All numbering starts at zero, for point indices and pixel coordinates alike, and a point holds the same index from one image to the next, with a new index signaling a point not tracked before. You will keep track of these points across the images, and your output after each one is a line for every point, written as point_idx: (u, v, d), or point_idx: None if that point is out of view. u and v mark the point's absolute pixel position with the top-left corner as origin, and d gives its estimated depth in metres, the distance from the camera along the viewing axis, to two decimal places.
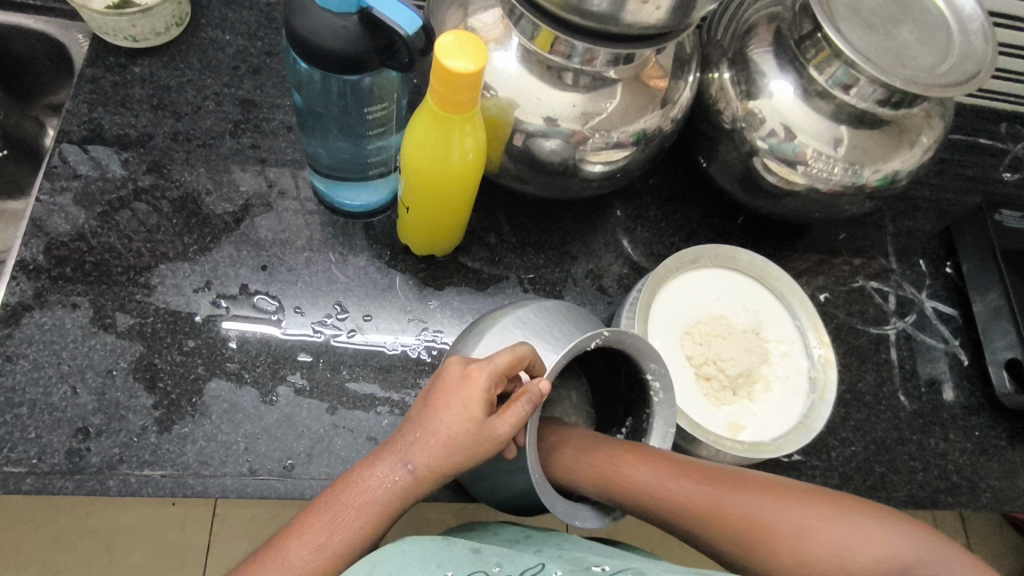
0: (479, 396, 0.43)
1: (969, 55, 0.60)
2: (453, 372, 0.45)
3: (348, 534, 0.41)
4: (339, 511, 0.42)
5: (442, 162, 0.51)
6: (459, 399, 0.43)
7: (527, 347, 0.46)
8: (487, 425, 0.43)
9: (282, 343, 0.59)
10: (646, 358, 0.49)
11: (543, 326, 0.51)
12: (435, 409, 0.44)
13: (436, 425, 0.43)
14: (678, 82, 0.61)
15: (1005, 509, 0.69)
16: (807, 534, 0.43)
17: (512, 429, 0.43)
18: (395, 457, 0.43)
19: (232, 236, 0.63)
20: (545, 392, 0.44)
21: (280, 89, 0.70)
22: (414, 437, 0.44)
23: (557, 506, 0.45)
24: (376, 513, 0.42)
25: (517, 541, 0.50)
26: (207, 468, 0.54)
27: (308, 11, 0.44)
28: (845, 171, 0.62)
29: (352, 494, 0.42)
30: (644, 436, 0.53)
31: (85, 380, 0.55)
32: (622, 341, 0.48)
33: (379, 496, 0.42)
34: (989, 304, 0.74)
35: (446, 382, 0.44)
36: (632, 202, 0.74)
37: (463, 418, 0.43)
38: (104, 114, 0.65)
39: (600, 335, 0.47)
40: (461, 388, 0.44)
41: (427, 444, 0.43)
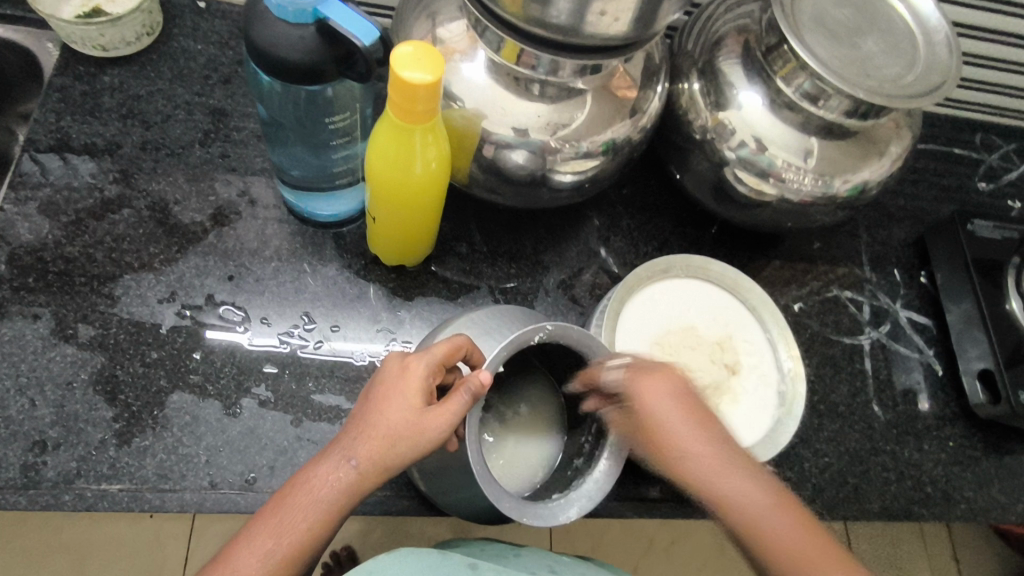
0: (417, 387, 0.43)
1: (934, 66, 0.60)
2: (392, 366, 0.45)
3: (295, 537, 0.41)
4: (287, 514, 0.42)
5: (405, 174, 0.51)
6: (397, 391, 0.44)
7: (464, 337, 0.47)
8: (425, 414, 0.42)
9: (247, 354, 0.58)
10: (597, 355, 0.50)
11: (493, 326, 0.51)
12: (375, 405, 0.44)
13: (376, 419, 0.43)
14: (647, 93, 0.61)
15: (979, 520, 0.69)
16: (769, 524, 0.46)
17: (451, 416, 0.42)
18: (338, 455, 0.43)
19: (199, 246, 0.62)
20: (485, 382, 0.43)
21: (251, 98, 0.69)
22: (356, 432, 0.44)
23: (503, 501, 0.44)
24: (323, 513, 0.42)
25: (506, 557, 0.52)
26: (167, 482, 0.53)
27: (265, 22, 0.44)
28: (815, 181, 0.63)
29: (298, 496, 0.42)
30: (604, 438, 0.52)
31: (44, 392, 0.54)
32: (569, 335, 0.48)
33: (325, 495, 0.42)
34: (962, 313, 0.74)
35: (386, 377, 0.45)
36: (606, 212, 0.74)
37: (402, 409, 0.43)
38: (72, 123, 0.65)
39: (544, 328, 0.46)
40: (400, 380, 0.44)
41: (369, 440, 0.43)
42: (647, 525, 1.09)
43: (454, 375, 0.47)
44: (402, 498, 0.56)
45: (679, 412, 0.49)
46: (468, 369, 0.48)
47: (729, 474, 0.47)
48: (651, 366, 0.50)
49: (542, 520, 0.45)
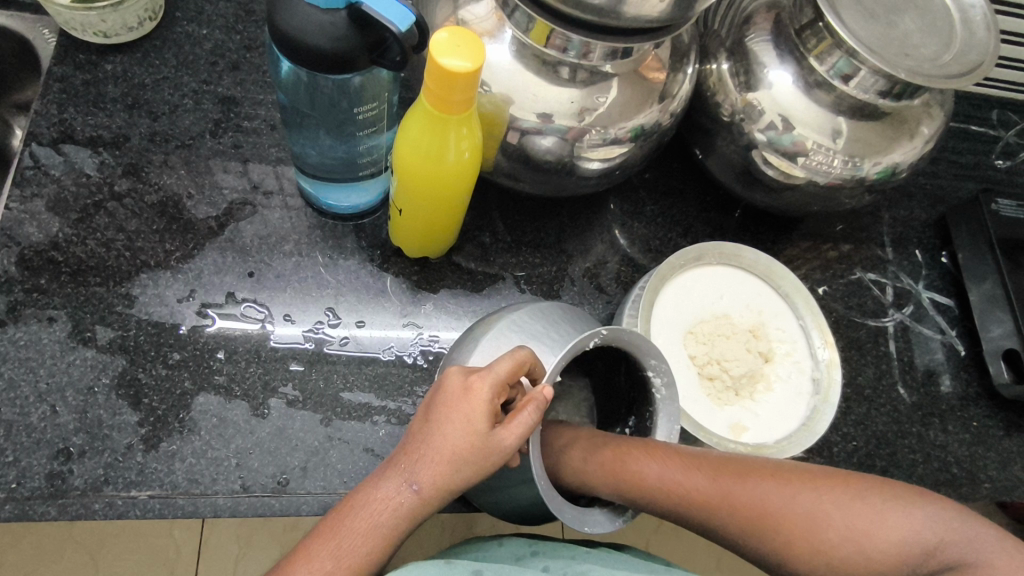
0: (481, 409, 0.41)
1: (971, 44, 0.58)
2: (453, 383, 0.43)
3: (355, 559, 0.40)
4: (346, 537, 0.41)
5: (437, 164, 0.49)
6: (461, 413, 0.41)
7: (528, 351, 0.44)
8: (491, 438, 0.41)
9: (272, 352, 0.57)
10: (646, 354, 0.48)
11: (540, 329, 0.49)
12: (436, 426, 0.42)
13: (438, 442, 0.41)
14: (677, 75, 0.59)
15: (1003, 498, 0.69)
16: (824, 521, 0.44)
17: (518, 440, 0.41)
18: (398, 477, 0.42)
19: (216, 241, 0.60)
20: (549, 399, 0.42)
21: (261, 85, 0.67)
22: (416, 454, 0.42)
23: (565, 512, 0.43)
24: (384, 535, 0.41)
25: (523, 556, 0.51)
26: (197, 487, 0.51)
27: (292, 7, 0.41)
28: (846, 163, 0.61)
29: (357, 518, 0.41)
30: (649, 434, 0.51)
31: (65, 398, 0.52)
32: (620, 339, 0.47)
33: (385, 518, 0.41)
34: (985, 292, 0.74)
35: (447, 395, 0.42)
36: (628, 197, 0.73)
37: (467, 433, 0.41)
38: (76, 114, 0.62)
39: (598, 333, 0.45)
40: (463, 400, 0.42)
41: (431, 464, 0.41)
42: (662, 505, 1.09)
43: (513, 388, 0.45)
44: None
45: (633, 460, 0.46)
46: (529, 384, 0.45)
47: (783, 487, 0.45)
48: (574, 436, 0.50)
49: (600, 526, 0.45)
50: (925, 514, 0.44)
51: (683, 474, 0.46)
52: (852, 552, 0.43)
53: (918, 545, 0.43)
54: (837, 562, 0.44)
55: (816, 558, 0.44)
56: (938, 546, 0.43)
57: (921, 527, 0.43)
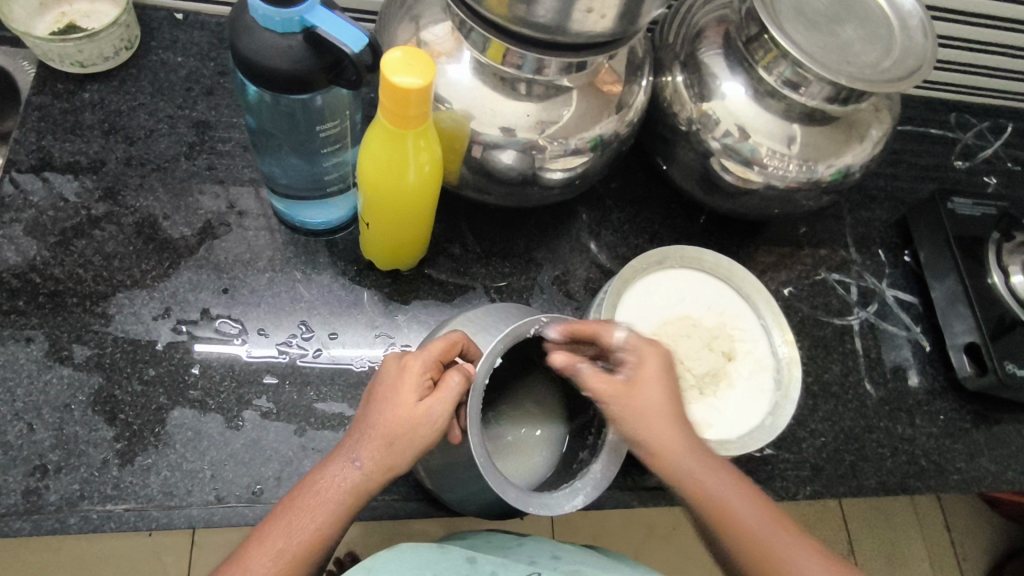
0: (414, 384, 0.44)
1: (911, 51, 0.61)
2: (390, 366, 0.46)
3: (305, 536, 0.43)
4: (296, 515, 0.43)
5: (397, 178, 0.51)
6: (395, 390, 0.44)
7: (460, 333, 0.48)
8: (422, 409, 0.43)
9: (246, 366, 0.58)
10: (593, 344, 0.49)
11: (490, 322, 0.51)
12: (376, 404, 0.45)
13: (377, 418, 0.44)
14: (632, 87, 0.61)
15: (972, 489, 0.71)
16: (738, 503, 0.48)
17: (448, 410, 0.44)
18: (344, 456, 0.45)
19: (192, 260, 0.62)
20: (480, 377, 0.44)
21: (234, 108, 0.69)
22: (359, 433, 0.45)
23: (506, 492, 0.44)
24: (332, 512, 0.43)
25: (510, 548, 0.52)
26: (173, 499, 0.52)
27: (251, 32, 0.43)
28: (800, 167, 0.64)
29: (308, 497, 0.44)
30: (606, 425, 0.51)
31: (42, 416, 0.53)
32: (560, 324, 0.48)
33: (332, 496, 0.44)
34: (947, 289, 0.76)
35: (385, 377, 0.46)
36: (596, 206, 0.75)
37: (401, 407, 0.44)
38: (53, 141, 0.64)
39: (538, 321, 0.48)
40: (398, 380, 0.45)
41: (370, 440, 0.44)
42: (648, 511, 1.10)
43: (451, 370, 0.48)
44: (410, 502, 0.56)
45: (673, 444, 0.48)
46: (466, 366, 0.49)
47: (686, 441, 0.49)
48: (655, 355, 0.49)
49: (547, 509, 0.45)
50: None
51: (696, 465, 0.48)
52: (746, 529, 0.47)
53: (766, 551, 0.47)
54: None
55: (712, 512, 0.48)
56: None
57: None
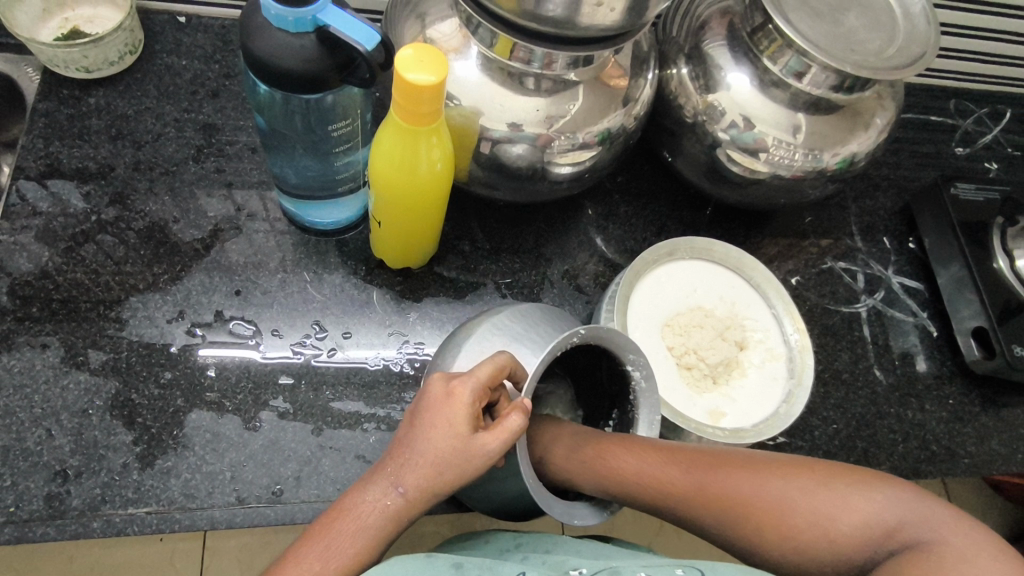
0: (463, 412, 0.44)
1: (914, 37, 0.62)
2: (435, 389, 0.45)
3: (344, 560, 0.42)
4: (333, 540, 0.42)
5: (410, 175, 0.51)
6: (443, 418, 0.44)
7: (507, 355, 0.47)
8: (474, 441, 0.43)
9: (262, 367, 0.58)
10: (623, 348, 0.49)
11: (521, 330, 0.51)
12: (422, 429, 0.44)
13: (424, 445, 0.44)
14: (638, 80, 0.62)
15: (982, 472, 0.71)
16: (795, 508, 0.46)
17: (502, 445, 0.43)
18: (386, 480, 0.44)
19: (203, 262, 0.62)
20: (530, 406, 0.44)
21: (241, 110, 0.69)
22: (403, 458, 0.44)
23: (553, 508, 0.45)
24: (373, 537, 0.43)
25: (507, 550, 0.52)
26: (193, 501, 0.53)
27: (265, 33, 0.44)
28: (806, 156, 0.64)
29: (346, 521, 0.43)
30: (633, 426, 0.53)
31: (60, 421, 0.53)
32: (598, 335, 0.48)
33: (372, 520, 0.43)
34: (953, 275, 0.76)
35: (431, 401, 0.45)
36: (602, 201, 0.75)
37: (449, 436, 0.43)
38: (62, 147, 0.64)
39: (578, 332, 0.46)
40: (445, 405, 0.44)
41: (415, 466, 0.43)
42: None
43: (496, 392, 0.47)
44: None
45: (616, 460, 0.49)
46: (512, 388, 0.48)
47: (669, 462, 0.49)
48: (565, 436, 0.52)
49: (587, 519, 0.48)
50: (891, 496, 0.46)
51: (660, 467, 0.49)
52: (819, 537, 0.45)
53: (875, 526, 0.45)
54: (804, 546, 0.46)
55: (772, 535, 0.46)
56: (900, 525, 0.45)
57: (882, 510, 0.45)
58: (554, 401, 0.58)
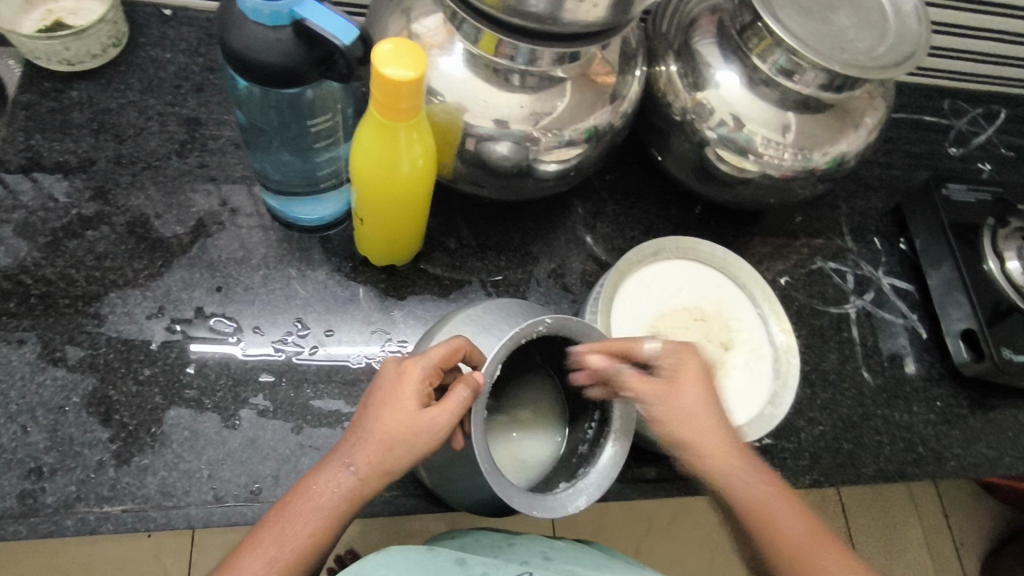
0: (413, 390, 0.43)
1: (905, 36, 0.61)
2: (388, 370, 0.45)
3: (298, 543, 0.42)
4: (287, 524, 0.42)
5: (390, 172, 0.50)
6: (394, 395, 0.43)
7: (463, 339, 0.46)
8: (420, 414, 0.42)
9: (242, 365, 0.58)
10: (597, 344, 0.49)
11: (491, 321, 0.50)
12: (373, 408, 0.44)
13: (374, 423, 0.43)
14: (626, 77, 0.61)
15: (969, 475, 0.71)
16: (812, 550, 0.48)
17: (447, 416, 0.42)
18: (337, 460, 0.43)
19: (184, 258, 0.61)
20: (483, 381, 0.43)
21: (225, 105, 0.68)
22: (355, 438, 0.44)
23: (512, 497, 0.43)
24: (326, 519, 0.42)
25: (501, 547, 0.52)
26: (170, 499, 0.52)
27: (241, 26, 0.43)
28: (795, 156, 0.63)
29: (299, 504, 0.42)
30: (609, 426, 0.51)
31: (36, 418, 0.53)
32: (566, 326, 0.48)
33: (325, 502, 0.42)
34: (943, 276, 0.76)
35: (383, 381, 0.44)
36: (591, 199, 0.75)
37: (400, 413, 0.43)
38: (42, 140, 0.63)
39: (542, 322, 0.46)
40: (397, 384, 0.44)
41: (367, 445, 0.43)
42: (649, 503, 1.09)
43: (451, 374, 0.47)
44: (409, 498, 0.56)
45: (739, 458, 0.50)
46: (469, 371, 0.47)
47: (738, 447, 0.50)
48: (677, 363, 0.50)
49: (551, 511, 0.45)
50: None
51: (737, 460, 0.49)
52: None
53: None
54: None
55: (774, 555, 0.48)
56: None
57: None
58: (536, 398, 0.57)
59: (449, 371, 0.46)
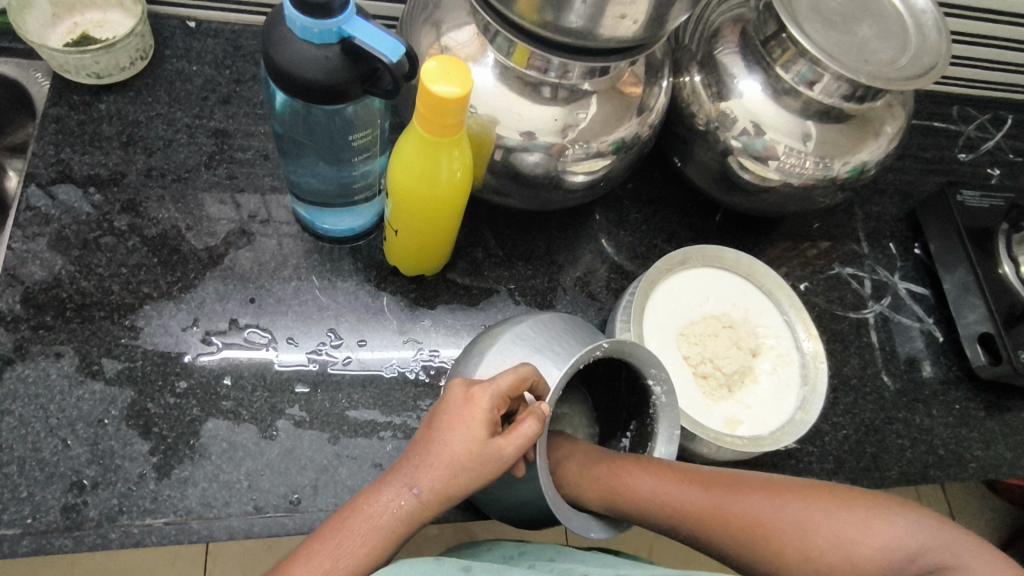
0: (482, 416, 0.44)
1: (926, 48, 0.62)
2: (456, 394, 0.45)
3: (354, 560, 0.42)
4: (344, 539, 0.42)
5: (430, 186, 0.51)
6: (464, 420, 0.44)
7: (530, 367, 0.47)
8: (491, 444, 0.43)
9: (277, 375, 0.58)
10: (647, 363, 0.50)
11: (544, 341, 0.51)
12: (441, 432, 0.44)
13: (440, 448, 0.43)
14: (653, 88, 0.62)
15: (988, 476, 0.72)
16: (815, 528, 0.46)
17: (518, 448, 0.43)
18: (400, 481, 0.44)
19: (217, 270, 0.62)
20: (548, 414, 0.44)
21: (252, 116, 0.69)
22: (419, 460, 0.44)
23: (572, 520, 0.46)
24: (385, 538, 0.42)
25: (512, 557, 0.52)
26: (211, 511, 0.53)
27: (287, 43, 0.43)
28: (817, 164, 0.64)
29: (358, 520, 0.43)
30: (650, 440, 0.53)
31: (75, 431, 0.53)
32: (621, 350, 0.48)
33: (386, 522, 0.43)
34: (958, 280, 0.77)
35: (450, 405, 0.45)
36: (613, 207, 0.76)
37: (467, 439, 0.43)
38: (73, 154, 0.63)
39: (600, 346, 0.47)
40: (465, 409, 0.44)
41: (432, 468, 0.43)
42: None
43: (516, 403, 0.47)
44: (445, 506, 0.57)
45: (639, 472, 0.49)
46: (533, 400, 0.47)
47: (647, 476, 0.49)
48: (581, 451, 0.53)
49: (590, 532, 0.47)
50: (914, 525, 0.46)
51: (656, 484, 0.49)
52: (839, 560, 0.45)
53: (900, 552, 0.45)
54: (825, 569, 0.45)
55: (795, 559, 0.46)
56: (921, 551, 0.45)
57: (902, 535, 0.45)
58: (572, 413, 0.59)
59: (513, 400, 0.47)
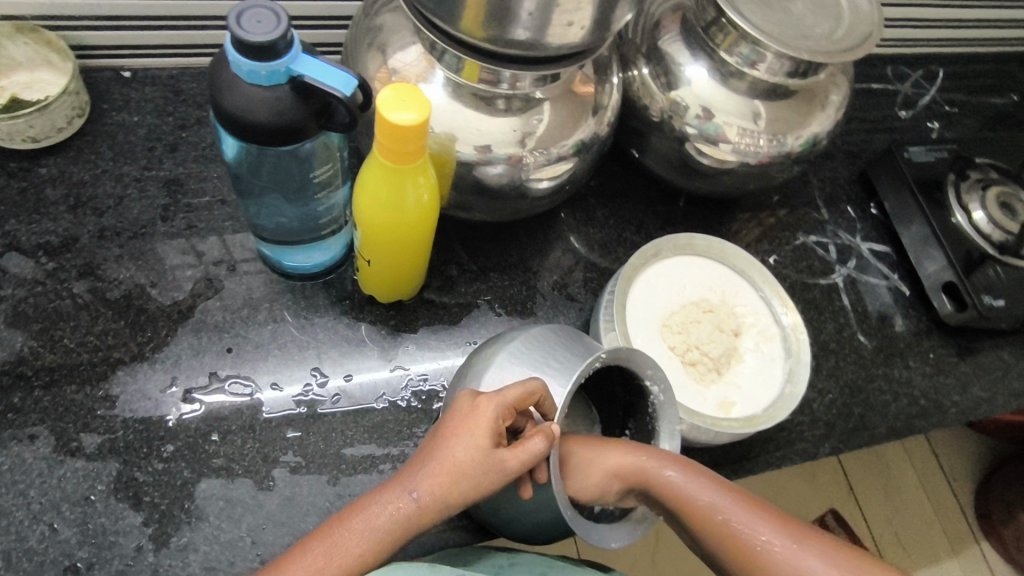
0: (487, 424, 0.43)
1: (860, 18, 0.64)
2: (463, 403, 0.45)
3: (346, 558, 0.42)
4: (342, 536, 0.43)
5: (399, 213, 0.50)
6: (467, 428, 0.43)
7: (537, 380, 0.46)
8: (495, 454, 0.42)
9: (266, 424, 0.57)
10: (642, 365, 0.50)
11: (541, 356, 0.50)
12: (445, 439, 0.43)
13: (441, 453, 0.43)
14: (605, 86, 0.62)
15: (968, 419, 0.75)
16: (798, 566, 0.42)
17: (521, 462, 0.42)
18: (402, 485, 0.43)
19: (188, 325, 0.60)
20: (557, 432, 0.44)
21: (203, 161, 0.67)
22: (422, 465, 0.44)
23: (591, 533, 0.46)
24: (380, 540, 0.42)
25: (501, 568, 0.51)
26: (216, 574, 0.51)
27: (233, 87, 0.42)
28: (770, 142, 0.66)
29: (357, 520, 0.43)
30: (653, 438, 0.54)
31: (61, 514, 0.51)
32: (618, 356, 0.49)
33: (382, 523, 0.42)
34: (916, 234, 0.80)
35: (457, 413, 0.45)
36: (579, 207, 0.76)
37: (470, 446, 0.43)
38: (18, 224, 0.60)
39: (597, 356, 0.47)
40: (470, 417, 0.44)
41: (432, 475, 0.43)
42: None
43: (522, 419, 0.47)
44: (456, 530, 0.56)
45: (651, 456, 0.48)
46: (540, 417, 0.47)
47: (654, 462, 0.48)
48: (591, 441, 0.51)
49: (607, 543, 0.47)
50: None
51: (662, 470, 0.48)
52: None
53: None
54: None
55: None
56: None
57: None
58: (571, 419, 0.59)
59: (519, 415, 0.47)
